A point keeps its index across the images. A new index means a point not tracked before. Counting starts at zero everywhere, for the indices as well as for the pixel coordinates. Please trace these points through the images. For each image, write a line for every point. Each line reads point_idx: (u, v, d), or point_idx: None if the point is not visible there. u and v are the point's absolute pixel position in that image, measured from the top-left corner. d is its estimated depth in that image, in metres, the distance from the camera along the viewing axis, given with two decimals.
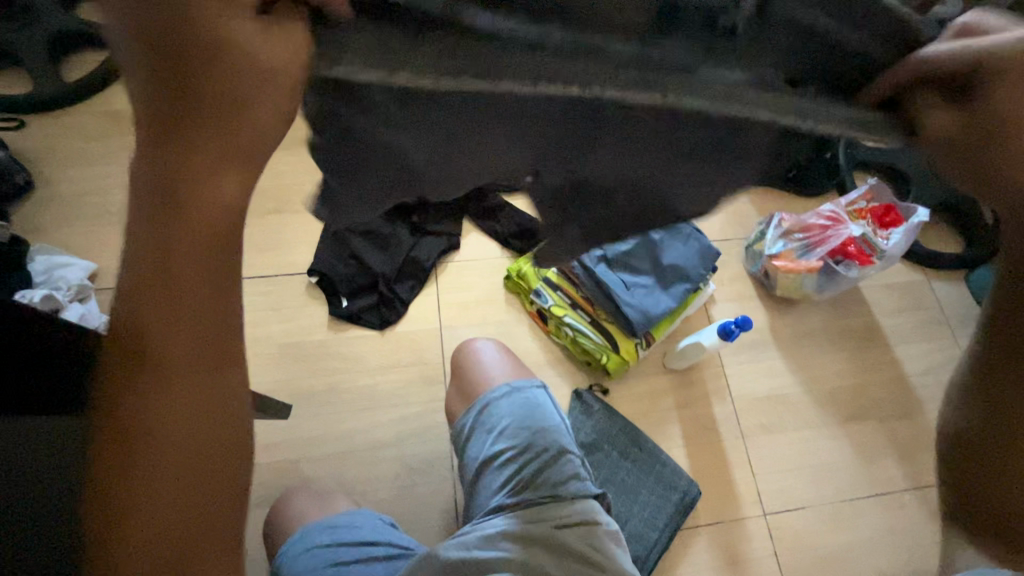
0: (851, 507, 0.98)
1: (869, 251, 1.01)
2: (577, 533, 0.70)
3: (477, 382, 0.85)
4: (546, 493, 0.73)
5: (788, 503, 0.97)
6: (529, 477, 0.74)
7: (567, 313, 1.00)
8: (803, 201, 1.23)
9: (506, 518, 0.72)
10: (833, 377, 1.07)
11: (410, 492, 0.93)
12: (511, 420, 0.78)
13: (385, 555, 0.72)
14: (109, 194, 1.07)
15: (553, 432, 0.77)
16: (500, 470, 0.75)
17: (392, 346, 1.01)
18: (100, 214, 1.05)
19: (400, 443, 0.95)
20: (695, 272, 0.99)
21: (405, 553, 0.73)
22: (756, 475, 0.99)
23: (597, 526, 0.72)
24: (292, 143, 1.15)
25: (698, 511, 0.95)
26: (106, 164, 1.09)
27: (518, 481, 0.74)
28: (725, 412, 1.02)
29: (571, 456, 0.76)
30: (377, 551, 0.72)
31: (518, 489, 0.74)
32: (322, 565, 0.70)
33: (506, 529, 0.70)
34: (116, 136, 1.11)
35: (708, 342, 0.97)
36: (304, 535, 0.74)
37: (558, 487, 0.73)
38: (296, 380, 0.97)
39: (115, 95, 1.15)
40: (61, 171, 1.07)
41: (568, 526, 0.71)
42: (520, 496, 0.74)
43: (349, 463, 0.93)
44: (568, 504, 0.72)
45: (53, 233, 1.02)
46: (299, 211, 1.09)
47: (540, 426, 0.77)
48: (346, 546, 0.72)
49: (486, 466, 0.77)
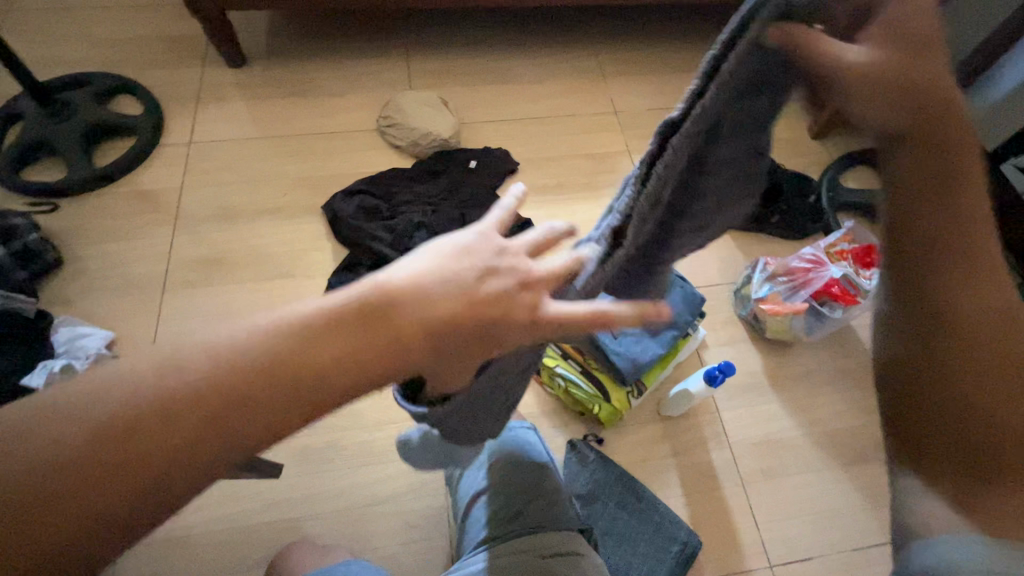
0: (862, 557, 0.95)
1: (854, 291, 1.03)
2: (564, 567, 0.69)
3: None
4: (535, 523, 0.74)
5: (794, 553, 0.95)
6: (518, 504, 0.77)
7: (558, 364, 1.01)
8: (789, 245, 1.26)
9: (491, 553, 0.72)
10: (834, 419, 1.06)
11: (409, 549, 0.93)
12: (499, 453, 0.82)
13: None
14: (130, 268, 1.15)
15: (545, 468, 0.82)
16: (492, 502, 0.78)
17: (390, 402, 1.04)
18: (121, 284, 1.13)
19: (398, 498, 0.96)
20: (681, 318, 1.01)
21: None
22: (760, 524, 0.97)
23: (584, 561, 0.71)
24: (299, 211, 1.24)
25: (701, 563, 0.93)
26: (129, 238, 1.18)
27: (506, 509, 0.77)
28: (723, 459, 1.01)
29: (561, 492, 0.80)
30: None
31: (509, 519, 0.76)
32: None
33: (490, 564, 0.70)
34: (140, 212, 1.22)
35: (695, 390, 0.98)
36: None
37: (548, 518, 0.75)
38: (297, 438, 1.00)
39: (140, 175, 1.26)
40: (88, 246, 1.17)
41: (558, 559, 0.70)
42: (509, 525, 0.75)
43: (349, 519, 0.94)
44: (557, 535, 0.73)
45: (78, 304, 1.11)
46: (304, 274, 1.17)
47: (535, 460, 0.82)
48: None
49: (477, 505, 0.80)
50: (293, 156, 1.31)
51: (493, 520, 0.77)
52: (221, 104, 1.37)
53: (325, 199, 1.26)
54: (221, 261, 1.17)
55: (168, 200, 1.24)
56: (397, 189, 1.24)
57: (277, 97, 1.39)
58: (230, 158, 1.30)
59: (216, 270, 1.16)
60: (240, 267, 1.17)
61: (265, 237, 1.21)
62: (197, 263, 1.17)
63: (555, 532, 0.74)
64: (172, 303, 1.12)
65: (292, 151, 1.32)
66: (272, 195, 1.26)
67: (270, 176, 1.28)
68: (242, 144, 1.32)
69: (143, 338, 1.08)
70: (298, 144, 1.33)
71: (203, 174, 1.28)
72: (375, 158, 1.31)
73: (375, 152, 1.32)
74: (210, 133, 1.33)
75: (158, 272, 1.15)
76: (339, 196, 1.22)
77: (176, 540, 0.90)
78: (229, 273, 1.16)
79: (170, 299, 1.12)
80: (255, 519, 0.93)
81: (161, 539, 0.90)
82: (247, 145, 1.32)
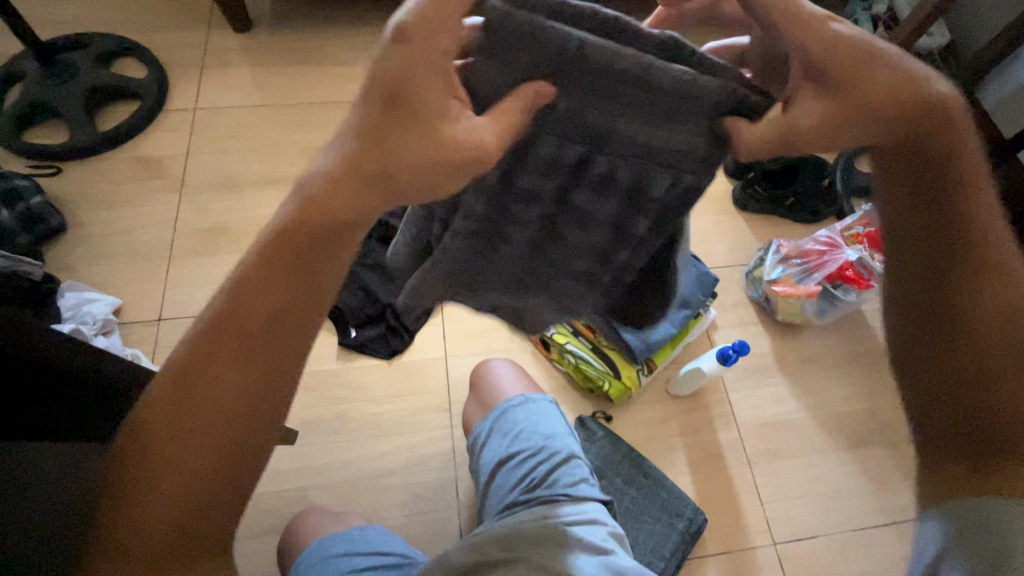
0: (862, 536, 0.96)
1: (868, 275, 1.02)
2: (584, 528, 0.70)
3: (491, 397, 0.90)
4: (548, 487, 0.75)
5: (797, 531, 0.96)
6: (541, 473, 0.77)
7: (568, 341, 1.02)
8: (803, 228, 1.25)
9: (509, 520, 0.73)
10: (840, 402, 1.06)
11: (415, 520, 0.94)
12: (505, 419, 0.85)
13: (394, 563, 0.76)
14: (134, 235, 1.14)
15: (565, 439, 0.82)
16: (514, 468, 0.79)
17: (398, 376, 1.03)
18: (126, 251, 1.12)
19: (406, 471, 0.96)
20: (694, 298, 1.01)
21: (409, 562, 0.78)
22: (763, 503, 0.98)
23: (602, 526, 0.72)
24: None
25: (705, 539, 0.94)
26: (133, 205, 1.17)
27: (529, 479, 0.78)
28: (730, 439, 1.02)
29: (577, 457, 0.80)
30: (387, 559, 0.77)
31: (527, 486, 0.77)
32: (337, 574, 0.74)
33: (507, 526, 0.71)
34: (144, 179, 1.19)
35: (708, 368, 0.97)
36: (318, 546, 0.79)
37: (568, 484, 0.76)
38: (305, 409, 1.00)
39: (143, 140, 1.24)
40: (91, 211, 1.15)
41: (577, 523, 0.71)
42: (533, 492, 0.76)
43: (357, 490, 0.94)
44: (576, 501, 0.74)
45: (82, 270, 1.09)
46: None
47: (550, 431, 0.83)
48: (359, 555, 0.77)
49: (497, 475, 0.81)
50: (300, 125, 1.29)
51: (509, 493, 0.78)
52: (225, 70, 1.34)
53: None
54: (227, 230, 1.16)
55: (173, 167, 1.21)
56: None
57: (283, 64, 1.36)
58: (236, 126, 1.27)
59: (223, 239, 1.15)
60: (246, 236, 1.15)
61: (271, 206, 1.19)
62: (202, 232, 1.15)
63: (577, 502, 0.74)
64: (177, 271, 1.11)
65: (299, 120, 1.29)
66: (279, 164, 1.24)
67: (277, 145, 1.26)
68: (247, 111, 1.29)
69: (148, 306, 1.07)
70: (305, 113, 1.30)
71: (208, 141, 1.25)
72: None
73: None
74: (216, 100, 1.30)
75: (164, 239, 1.14)
76: None
77: None
78: (234, 244, 1.14)
79: (175, 267, 1.11)
80: (263, 488, 0.93)
81: None
82: (253, 112, 1.29)
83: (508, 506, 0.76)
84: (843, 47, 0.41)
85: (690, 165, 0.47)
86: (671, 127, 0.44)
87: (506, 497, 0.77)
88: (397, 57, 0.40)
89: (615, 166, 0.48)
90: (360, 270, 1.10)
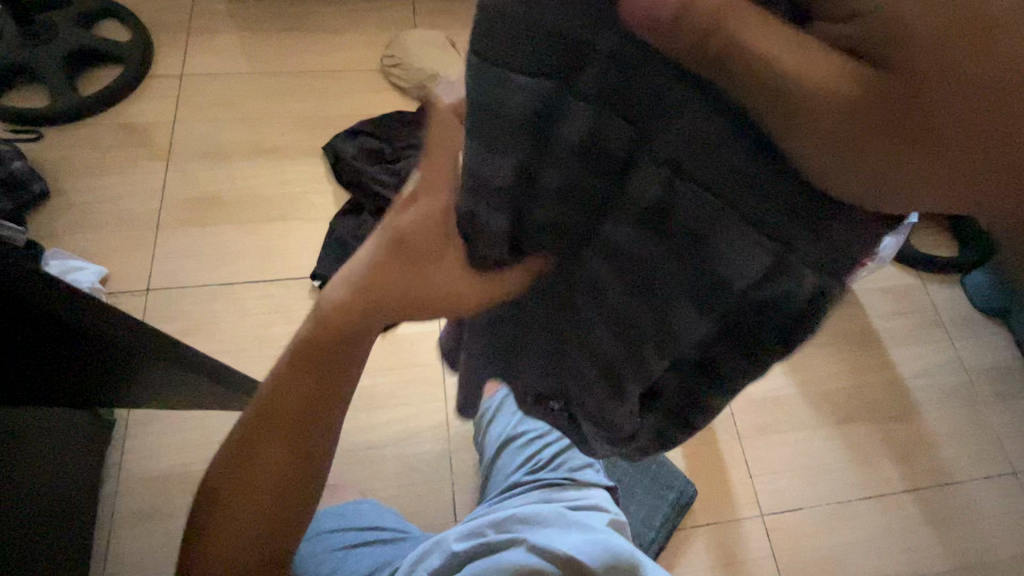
0: (847, 508, 0.98)
1: None
2: (588, 507, 0.69)
3: None
4: (551, 469, 0.78)
5: (784, 504, 0.98)
6: (547, 455, 0.81)
7: None
8: None
9: (512, 499, 0.76)
10: (829, 379, 1.08)
11: (409, 491, 0.94)
12: None
13: (389, 538, 0.77)
14: (120, 204, 1.11)
15: None
16: (518, 449, 0.83)
17: (392, 349, 1.03)
18: (112, 220, 1.09)
19: (399, 443, 0.97)
20: None
21: (405, 536, 0.78)
22: (753, 476, 0.99)
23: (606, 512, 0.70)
24: (298, 152, 1.20)
25: (695, 511, 0.96)
26: (119, 173, 1.13)
27: (535, 460, 0.81)
28: (721, 414, 1.03)
29: None
30: (383, 535, 0.77)
31: (531, 464, 0.80)
32: (331, 549, 0.75)
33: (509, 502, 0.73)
34: (129, 147, 1.16)
35: None
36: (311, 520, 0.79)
37: (570, 468, 0.78)
38: None
39: (129, 107, 1.20)
40: (74, 179, 1.12)
41: (578, 499, 0.71)
42: (538, 473, 0.79)
43: (350, 462, 0.94)
44: (578, 485, 0.75)
45: (66, 239, 1.06)
46: (303, 217, 1.13)
47: None
48: (353, 529, 0.77)
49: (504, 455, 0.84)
50: (291, 94, 1.25)
51: (515, 471, 0.81)
52: (212, 36, 1.30)
53: (325, 140, 1.21)
54: (216, 200, 1.13)
55: (159, 135, 1.18)
56: (401, 133, 1.20)
57: (273, 31, 1.32)
58: (224, 93, 1.24)
59: (213, 210, 1.12)
60: (236, 207, 1.13)
61: (261, 177, 1.16)
62: (190, 202, 1.13)
63: (579, 488, 0.74)
64: (165, 241, 1.08)
65: (290, 89, 1.26)
66: (269, 134, 1.21)
67: (267, 114, 1.23)
68: (236, 79, 1.26)
69: (135, 276, 1.05)
70: (296, 82, 1.27)
71: (195, 109, 1.22)
72: (378, 100, 1.26)
73: (377, 93, 1.27)
74: (203, 66, 1.26)
75: (151, 209, 1.11)
76: (340, 138, 1.18)
77: (177, 477, 0.91)
78: (224, 214, 1.12)
79: (163, 237, 1.09)
80: None
81: (157, 477, 0.90)
82: (242, 80, 1.26)
83: (512, 483, 0.79)
84: (939, 4, 0.21)
85: (776, 192, 0.28)
86: (701, 105, 0.27)
87: (511, 475, 0.81)
88: (415, 217, 0.36)
89: (666, 185, 0.29)
90: (354, 243, 1.09)
